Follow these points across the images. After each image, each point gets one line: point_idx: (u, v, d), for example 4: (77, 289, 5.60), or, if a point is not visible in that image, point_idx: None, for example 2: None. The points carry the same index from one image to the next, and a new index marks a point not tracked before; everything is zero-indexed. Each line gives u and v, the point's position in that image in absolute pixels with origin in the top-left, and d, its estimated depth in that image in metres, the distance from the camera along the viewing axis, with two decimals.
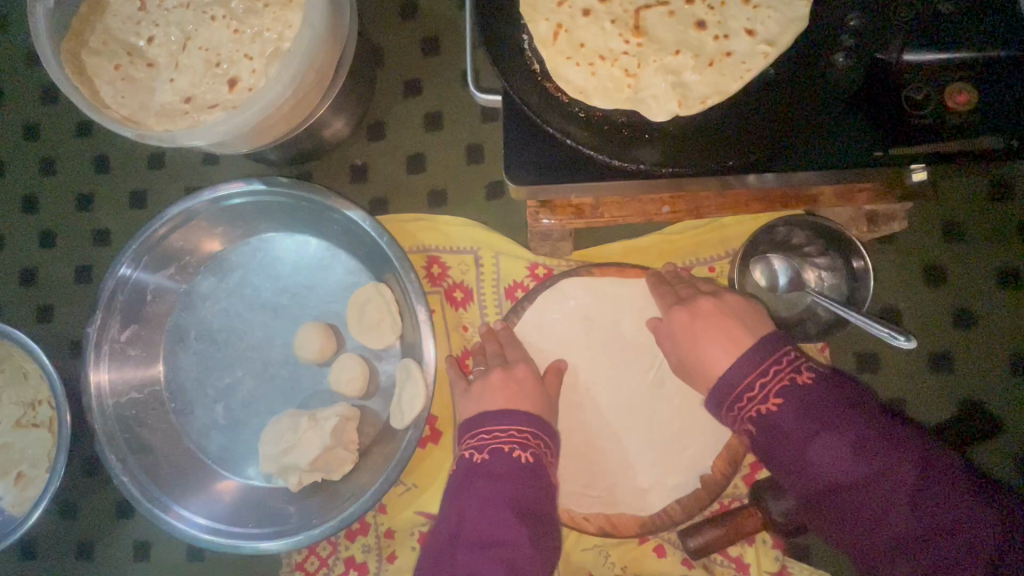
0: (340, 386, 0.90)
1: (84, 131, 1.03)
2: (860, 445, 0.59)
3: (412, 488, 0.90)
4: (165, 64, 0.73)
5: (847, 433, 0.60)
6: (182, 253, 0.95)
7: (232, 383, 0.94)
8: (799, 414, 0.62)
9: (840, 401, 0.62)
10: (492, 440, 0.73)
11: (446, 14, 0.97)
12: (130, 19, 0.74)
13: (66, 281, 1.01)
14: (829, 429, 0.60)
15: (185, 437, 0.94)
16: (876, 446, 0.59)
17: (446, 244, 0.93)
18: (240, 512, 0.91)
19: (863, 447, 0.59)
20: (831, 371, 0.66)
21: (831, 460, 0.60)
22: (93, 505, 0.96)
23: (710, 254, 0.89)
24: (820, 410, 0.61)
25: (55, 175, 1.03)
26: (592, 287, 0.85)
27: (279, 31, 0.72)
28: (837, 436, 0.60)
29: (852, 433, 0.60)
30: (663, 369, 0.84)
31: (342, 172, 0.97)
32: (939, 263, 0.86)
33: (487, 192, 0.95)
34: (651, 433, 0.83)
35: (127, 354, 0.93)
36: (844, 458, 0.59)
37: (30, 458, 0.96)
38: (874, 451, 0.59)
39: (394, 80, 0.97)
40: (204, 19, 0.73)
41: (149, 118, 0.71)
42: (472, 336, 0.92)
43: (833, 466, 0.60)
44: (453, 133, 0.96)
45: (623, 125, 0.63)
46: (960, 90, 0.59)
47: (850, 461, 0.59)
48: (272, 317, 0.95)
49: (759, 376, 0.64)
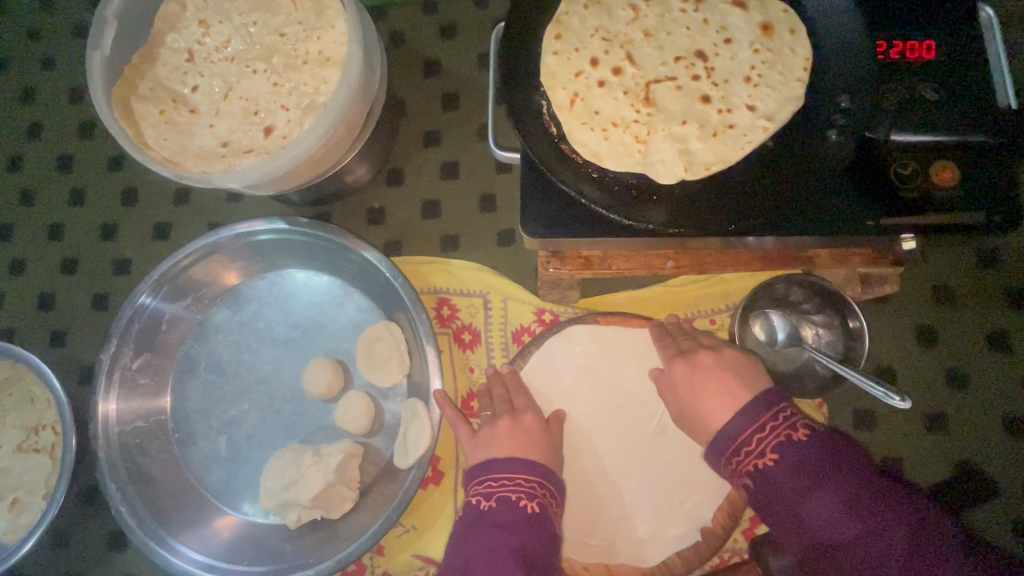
0: (345, 422, 0.91)
1: (115, 165, 1.08)
2: (852, 502, 0.61)
3: (411, 530, 0.90)
4: (206, 111, 0.78)
5: (839, 490, 0.62)
6: (200, 285, 0.98)
7: (237, 415, 0.95)
8: (795, 469, 0.63)
9: (834, 459, 0.63)
10: (499, 487, 0.74)
11: (467, 74, 1.04)
12: (177, 69, 0.80)
13: (84, 308, 1.03)
14: (823, 485, 0.62)
15: (186, 468, 0.95)
16: (869, 504, 0.60)
17: (457, 287, 0.96)
18: (236, 549, 0.90)
19: (858, 505, 0.60)
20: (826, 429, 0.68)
21: (827, 516, 0.61)
22: (86, 535, 0.95)
23: (712, 306, 0.92)
24: (813, 465, 0.63)
25: (83, 205, 1.07)
26: (597, 334, 0.88)
27: (315, 86, 0.77)
28: (831, 492, 0.61)
29: (845, 490, 0.61)
30: (665, 419, 0.86)
31: (360, 215, 1.02)
32: (931, 325, 0.90)
33: (498, 239, 0.99)
34: (653, 483, 0.84)
35: (137, 383, 0.95)
36: (838, 514, 0.61)
37: (28, 483, 0.96)
38: (866, 508, 0.60)
39: (415, 131, 1.03)
40: (247, 72, 0.79)
41: (188, 160, 0.76)
42: (478, 378, 0.94)
43: (830, 521, 0.61)
44: (469, 182, 1.01)
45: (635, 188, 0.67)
46: (944, 167, 0.63)
47: (845, 518, 0.60)
48: (282, 351, 0.97)
49: (758, 429, 0.67)
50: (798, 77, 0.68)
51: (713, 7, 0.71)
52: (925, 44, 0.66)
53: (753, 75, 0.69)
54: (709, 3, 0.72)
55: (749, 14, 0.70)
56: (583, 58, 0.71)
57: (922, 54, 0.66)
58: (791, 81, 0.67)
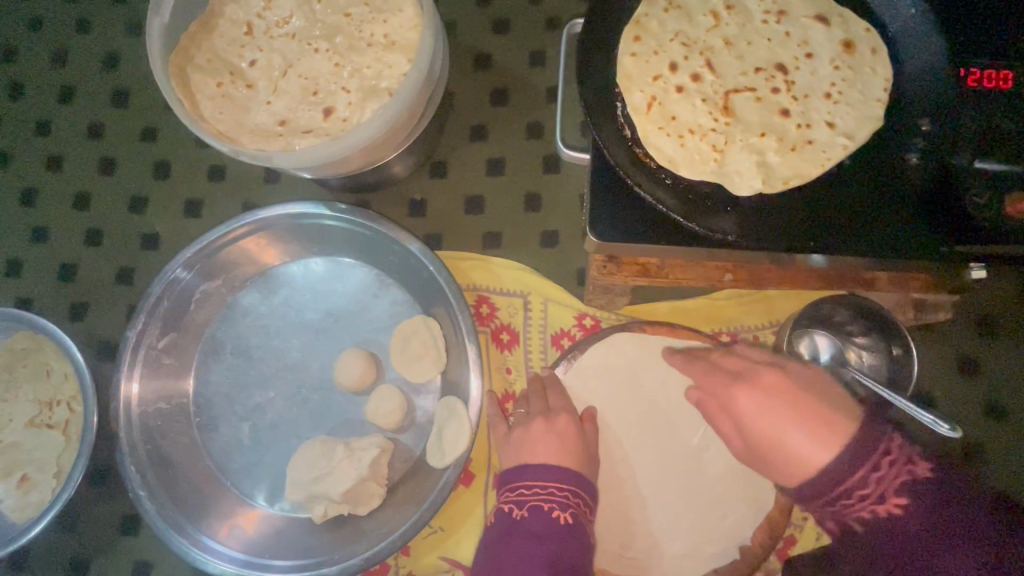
0: (376, 417, 0.89)
1: (148, 137, 1.05)
2: (920, 549, 0.57)
3: (438, 531, 0.87)
4: (263, 87, 0.76)
5: (910, 539, 0.57)
6: (233, 266, 0.96)
7: (263, 402, 0.92)
8: (867, 511, 0.59)
9: (911, 501, 0.57)
10: (531, 496, 0.72)
11: (518, 70, 1.02)
12: (234, 42, 0.77)
13: (108, 281, 1.00)
14: (893, 529, 0.58)
15: (206, 454, 0.92)
16: (942, 556, 0.56)
17: (498, 286, 0.95)
18: (257, 540, 0.88)
19: (928, 555, 0.56)
20: (920, 467, 0.59)
21: (893, 557, 0.58)
22: (97, 518, 0.91)
23: (756, 322, 0.91)
24: (885, 505, 0.58)
25: (112, 176, 1.04)
26: (642, 343, 0.86)
27: (379, 70, 0.75)
28: (899, 539, 0.57)
29: (917, 542, 0.57)
30: (708, 434, 0.84)
31: (402, 205, 1.00)
32: (973, 356, 0.89)
33: (542, 239, 0.97)
34: (691, 497, 0.83)
35: (161, 362, 0.92)
36: (905, 561, 0.57)
37: (39, 460, 0.92)
38: (938, 558, 0.56)
39: (462, 125, 1.01)
40: (308, 50, 0.77)
41: (244, 136, 0.73)
42: (515, 380, 0.92)
43: (901, 566, 0.57)
44: (515, 180, 0.99)
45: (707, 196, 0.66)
46: (1021, 199, 0.62)
47: (912, 561, 0.57)
48: (314, 339, 0.94)
49: (853, 483, 0.59)
50: (877, 97, 0.67)
51: (795, 20, 0.71)
52: (1004, 73, 0.64)
53: (834, 91, 0.68)
54: (791, 16, 0.71)
55: (832, 29, 0.70)
56: (661, 60, 0.70)
57: (999, 83, 0.64)
58: (870, 101, 0.67)
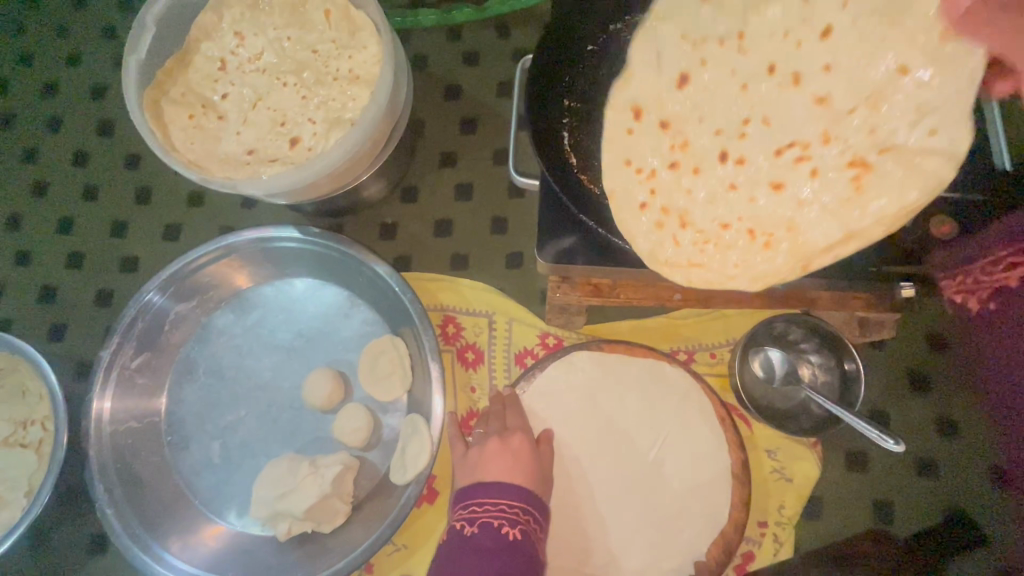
0: (342, 435, 0.91)
1: (132, 164, 1.09)
2: None
3: (402, 549, 0.89)
4: (234, 118, 0.80)
5: None
6: (208, 288, 0.99)
7: (233, 421, 0.95)
8: None
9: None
10: (483, 512, 0.73)
11: (486, 100, 1.07)
12: (208, 77, 0.81)
13: (88, 303, 1.03)
14: None
15: (176, 473, 0.93)
16: None
17: (464, 306, 0.98)
18: (222, 559, 0.89)
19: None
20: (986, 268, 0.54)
21: None
22: (66, 537, 0.92)
23: (713, 340, 0.94)
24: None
25: (95, 202, 1.07)
26: (601, 360, 0.89)
27: (343, 102, 0.80)
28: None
29: None
30: (665, 450, 0.86)
31: (373, 229, 1.04)
32: (925, 373, 0.92)
33: (507, 261, 1.01)
34: (649, 512, 0.84)
35: (134, 382, 0.94)
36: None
37: (11, 479, 0.93)
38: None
39: (432, 152, 1.06)
40: (277, 84, 0.81)
41: (213, 165, 0.77)
42: (479, 398, 0.94)
43: None
44: (482, 204, 1.03)
45: (696, 234, 0.64)
46: (943, 221, 0.66)
47: None
48: (284, 359, 0.97)
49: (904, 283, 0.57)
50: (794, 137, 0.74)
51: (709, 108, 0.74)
52: None
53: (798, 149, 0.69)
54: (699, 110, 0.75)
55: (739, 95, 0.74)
56: (618, 127, 0.67)
57: None
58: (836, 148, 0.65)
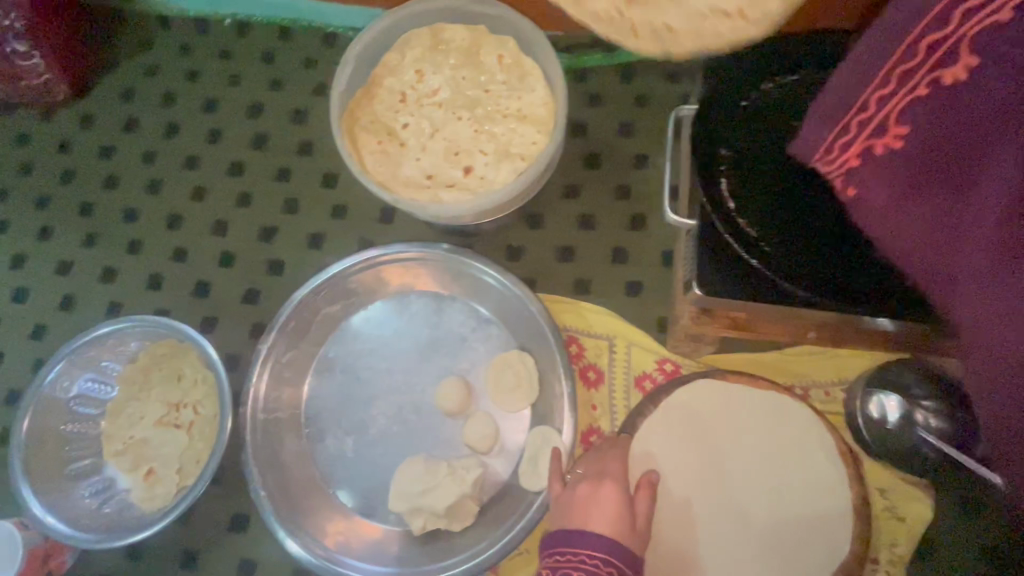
0: (472, 439, 0.98)
1: (281, 176, 1.19)
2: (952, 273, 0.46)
3: (524, 553, 0.94)
4: (413, 145, 0.90)
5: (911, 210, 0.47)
6: (351, 294, 1.07)
7: (368, 419, 1.02)
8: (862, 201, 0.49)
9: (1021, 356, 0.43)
10: (566, 562, 0.76)
11: (610, 138, 1.15)
12: (391, 108, 0.91)
13: (237, 300, 1.13)
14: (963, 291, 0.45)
15: (314, 464, 1.01)
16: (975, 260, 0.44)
17: (586, 328, 1.05)
18: (358, 546, 0.97)
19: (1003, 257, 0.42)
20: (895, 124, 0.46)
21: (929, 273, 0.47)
22: (210, 515, 1.00)
23: (825, 377, 0.99)
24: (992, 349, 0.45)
25: (248, 208, 1.18)
26: (722, 388, 0.95)
27: (512, 138, 0.89)
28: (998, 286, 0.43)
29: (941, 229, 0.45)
30: (786, 481, 0.90)
31: (501, 250, 1.12)
32: None
33: (627, 289, 1.08)
34: (761, 536, 0.89)
35: (284, 375, 1.04)
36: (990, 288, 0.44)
37: (163, 456, 1.01)
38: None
39: (558, 183, 1.14)
40: (452, 118, 0.91)
41: (398, 188, 0.87)
42: (599, 416, 1.01)
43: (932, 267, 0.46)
44: (604, 234, 1.11)
45: None
46: None
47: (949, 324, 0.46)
48: (416, 364, 1.04)
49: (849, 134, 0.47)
50: None
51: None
52: None
53: None
54: None
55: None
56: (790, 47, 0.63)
57: None
58: None
